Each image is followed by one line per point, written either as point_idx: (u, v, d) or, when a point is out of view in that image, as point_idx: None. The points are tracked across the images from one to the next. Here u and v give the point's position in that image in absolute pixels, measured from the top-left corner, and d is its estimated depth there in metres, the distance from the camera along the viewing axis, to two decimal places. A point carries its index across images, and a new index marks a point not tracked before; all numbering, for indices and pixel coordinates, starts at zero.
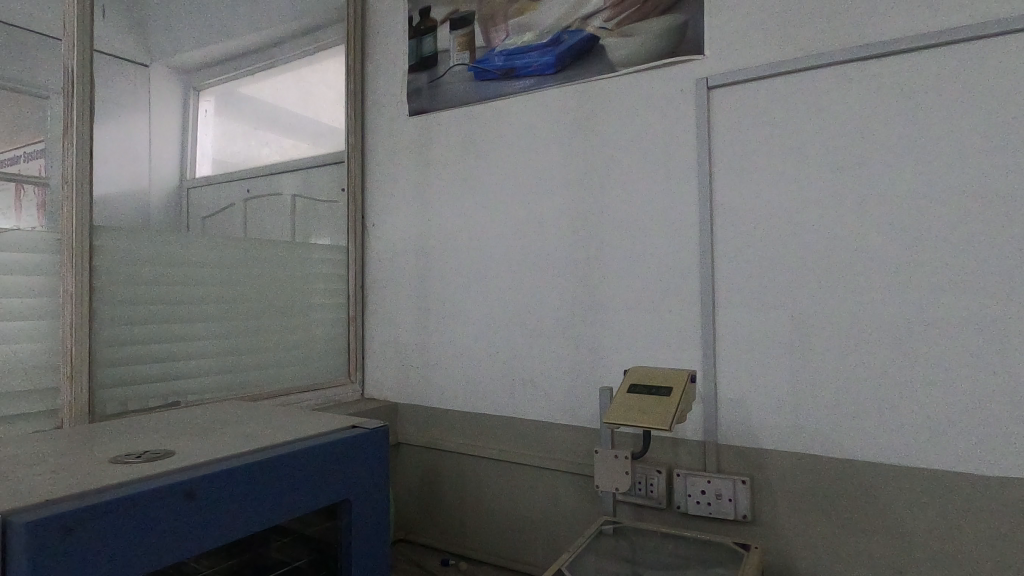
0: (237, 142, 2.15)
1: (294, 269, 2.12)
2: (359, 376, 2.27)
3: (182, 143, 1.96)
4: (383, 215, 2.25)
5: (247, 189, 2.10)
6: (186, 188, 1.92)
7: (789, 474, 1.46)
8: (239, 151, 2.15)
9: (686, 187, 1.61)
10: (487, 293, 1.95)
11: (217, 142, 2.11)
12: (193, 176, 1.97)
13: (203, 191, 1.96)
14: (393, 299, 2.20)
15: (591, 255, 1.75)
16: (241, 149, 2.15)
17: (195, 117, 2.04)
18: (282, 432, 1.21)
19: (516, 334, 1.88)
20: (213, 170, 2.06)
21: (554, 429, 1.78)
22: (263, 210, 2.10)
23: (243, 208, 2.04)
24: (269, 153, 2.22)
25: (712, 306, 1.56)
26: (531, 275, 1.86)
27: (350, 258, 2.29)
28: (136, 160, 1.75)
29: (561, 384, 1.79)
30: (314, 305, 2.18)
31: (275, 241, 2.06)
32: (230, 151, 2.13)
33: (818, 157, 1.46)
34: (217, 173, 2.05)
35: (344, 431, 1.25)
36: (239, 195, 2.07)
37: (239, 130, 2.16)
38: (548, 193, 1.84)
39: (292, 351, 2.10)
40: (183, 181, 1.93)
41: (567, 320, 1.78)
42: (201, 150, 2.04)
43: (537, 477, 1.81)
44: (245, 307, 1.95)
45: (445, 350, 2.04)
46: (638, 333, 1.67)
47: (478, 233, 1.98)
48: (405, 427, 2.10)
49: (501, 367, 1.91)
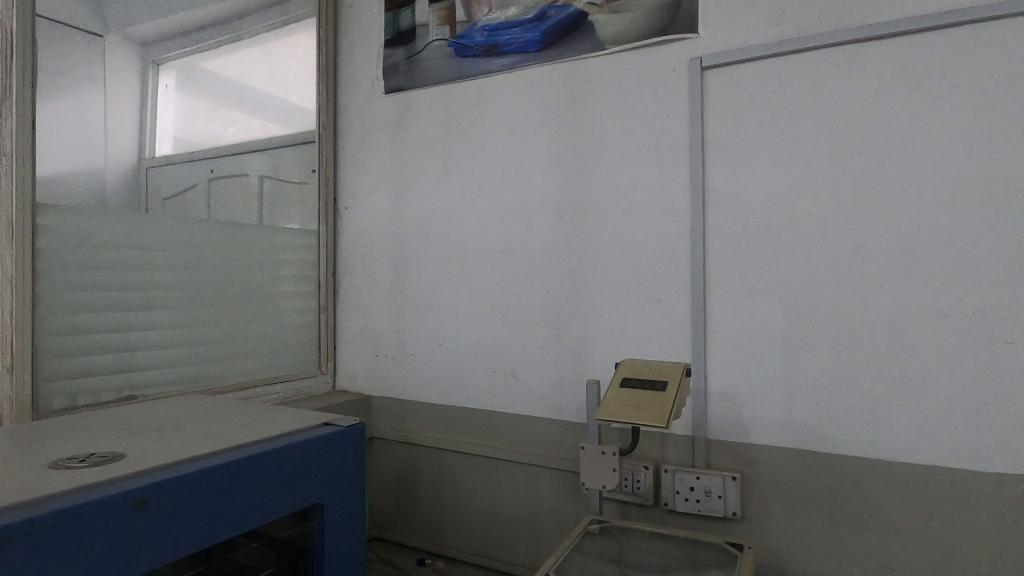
0: (200, 119, 1.98)
1: (261, 255, 2.00)
2: (330, 367, 2.17)
3: (141, 119, 1.77)
4: (356, 198, 2.14)
5: (211, 169, 1.96)
6: (145, 168, 1.74)
7: (780, 471, 1.42)
8: (203, 130, 1.98)
9: (677, 172, 1.55)
10: (466, 280, 1.86)
11: (179, 118, 1.92)
12: (152, 155, 1.78)
13: (163, 172, 1.79)
14: (367, 287, 2.09)
15: (578, 243, 1.68)
16: (205, 127, 1.99)
17: (154, 97, 1.83)
18: (248, 431, 1.11)
19: (497, 324, 1.80)
20: (174, 149, 1.87)
21: (536, 423, 1.71)
22: (228, 192, 1.96)
23: (206, 189, 1.90)
24: (234, 131, 2.07)
25: (703, 296, 1.50)
26: (513, 263, 1.78)
27: (321, 243, 2.18)
28: (89, 135, 1.58)
29: (544, 376, 1.72)
30: (282, 292, 2.06)
31: (239, 225, 1.94)
32: (192, 128, 1.95)
33: (815, 141, 1.40)
34: (178, 153, 1.87)
35: (316, 429, 1.15)
36: (202, 176, 1.92)
37: (202, 107, 1.99)
38: (532, 177, 1.76)
39: (259, 342, 1.98)
40: (142, 160, 1.74)
41: (552, 310, 1.71)
42: (161, 127, 1.85)
43: (518, 473, 1.74)
44: (207, 294, 1.83)
45: (422, 341, 1.95)
46: (626, 324, 1.61)
47: (458, 218, 1.89)
48: (378, 421, 2.01)
49: (481, 359, 1.83)
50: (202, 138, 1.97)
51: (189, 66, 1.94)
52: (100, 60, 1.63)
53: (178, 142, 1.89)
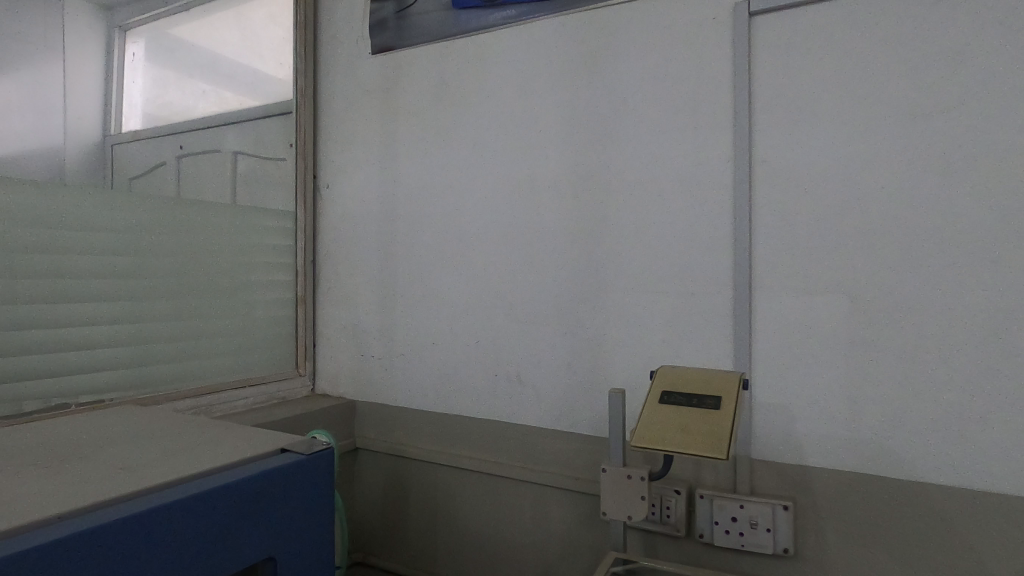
0: (169, 89, 1.70)
1: (228, 238, 1.73)
2: (308, 368, 1.91)
3: (105, 91, 1.51)
4: (339, 175, 1.88)
5: (181, 145, 1.70)
6: (111, 144, 1.49)
7: (841, 499, 1.18)
8: (175, 102, 1.72)
9: (717, 141, 1.30)
10: (465, 269, 1.61)
11: (148, 88, 1.66)
12: (118, 132, 1.52)
13: (129, 149, 1.53)
14: (351, 277, 1.84)
15: (596, 226, 1.43)
16: (177, 99, 1.72)
17: (121, 65, 1.58)
18: (184, 460, 0.86)
19: (500, 320, 1.55)
20: (142, 124, 1.61)
21: (546, 436, 1.47)
22: (199, 170, 1.71)
23: (175, 168, 1.65)
24: (205, 104, 1.80)
25: (747, 289, 1.25)
26: (520, 249, 1.53)
27: (298, 226, 1.91)
28: (41, 109, 1.34)
29: (555, 380, 1.47)
30: (253, 282, 1.79)
31: (202, 203, 1.66)
32: (161, 100, 1.68)
33: (890, 100, 1.15)
34: (148, 128, 1.61)
35: (272, 457, 0.90)
36: (171, 152, 1.67)
37: (172, 76, 1.72)
38: (543, 150, 1.50)
39: (225, 339, 1.72)
40: (107, 138, 1.49)
41: (565, 304, 1.46)
42: (128, 99, 1.60)
43: (524, 493, 1.50)
44: (163, 284, 1.55)
45: (414, 338, 1.70)
46: (653, 321, 1.36)
47: (455, 198, 1.64)
48: (364, 429, 1.77)
49: (482, 361, 1.58)
50: (172, 112, 1.69)
51: (155, 30, 1.69)
52: (61, 21, 1.41)
53: (150, 119, 1.63)
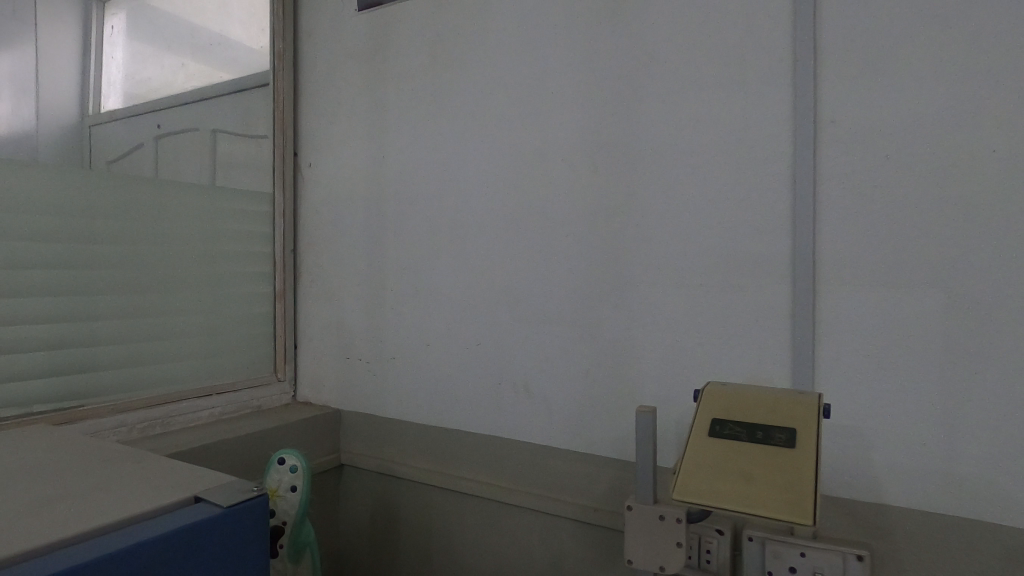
0: (148, 64, 1.50)
1: (191, 222, 1.48)
2: (289, 373, 1.68)
3: (81, 68, 1.34)
4: (323, 152, 1.65)
5: (161, 125, 1.48)
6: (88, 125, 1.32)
7: (934, 550, 0.92)
8: (154, 79, 1.51)
9: (770, 96, 1.04)
10: (464, 259, 1.38)
11: (126, 64, 1.46)
12: (96, 112, 1.35)
13: (108, 130, 1.36)
14: (336, 269, 1.61)
15: (619, 205, 1.18)
16: (156, 76, 1.51)
17: (97, 38, 1.40)
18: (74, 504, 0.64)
19: (504, 318, 1.32)
20: (121, 104, 1.42)
21: (559, 457, 1.24)
22: (181, 151, 1.49)
23: (155, 148, 1.44)
24: (188, 78, 1.58)
25: (809, 282, 1.00)
26: (528, 234, 1.28)
27: (277, 210, 1.68)
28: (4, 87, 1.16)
29: (570, 391, 1.24)
30: (223, 274, 1.55)
31: (157, 181, 1.42)
32: (139, 76, 1.48)
33: (1008, 30, 0.87)
34: (125, 108, 1.42)
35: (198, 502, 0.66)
36: (150, 132, 1.45)
37: (151, 51, 1.52)
38: (555, 116, 1.26)
39: (189, 341, 1.47)
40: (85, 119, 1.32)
41: (581, 300, 1.22)
42: (104, 74, 1.41)
43: (532, 523, 1.26)
44: (109, 275, 1.31)
45: (406, 339, 1.47)
46: (688, 321, 1.12)
47: (453, 175, 1.40)
48: (351, 443, 1.54)
49: (483, 366, 1.35)
50: (153, 89, 1.50)
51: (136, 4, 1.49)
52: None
53: (131, 100, 1.44)
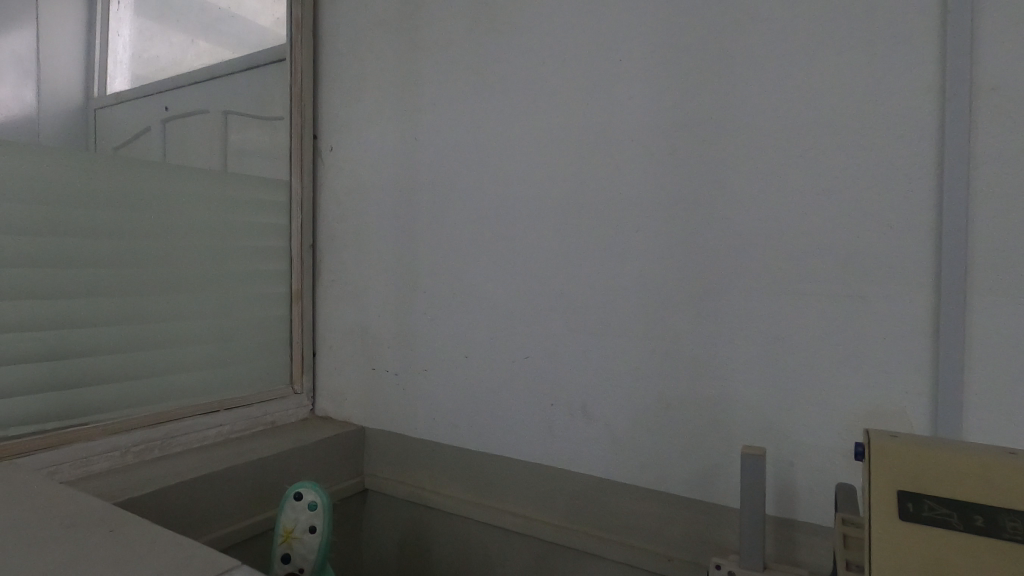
0: (157, 40, 1.44)
1: (198, 212, 1.29)
2: (306, 384, 1.49)
3: None
4: (346, 134, 1.46)
5: (166, 107, 1.34)
6: (94, 107, 1.20)
7: None
8: None
9: (906, 58, 0.83)
10: (510, 257, 1.18)
11: None
12: None
13: None
14: (360, 268, 1.42)
15: (703, 194, 0.98)
16: None
17: None
18: None
19: (559, 328, 1.12)
20: None
21: (625, 493, 1.05)
22: (189, 135, 1.34)
23: (162, 132, 1.30)
24: (197, 55, 1.43)
25: (960, 291, 0.79)
26: (588, 230, 1.09)
27: (293, 200, 1.48)
28: None
29: (638, 417, 1.04)
30: (234, 272, 1.37)
31: (158, 163, 1.22)
32: (147, 54, 1.43)
33: None
34: (132, 89, 1.29)
35: None
36: (154, 114, 1.31)
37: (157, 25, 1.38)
38: (624, 87, 1.06)
39: (194, 348, 1.29)
40: (90, 101, 1.19)
41: (654, 308, 1.02)
42: None
43: (591, 570, 1.07)
44: (102, 273, 1.12)
45: (441, 350, 1.28)
46: (792, 338, 0.91)
47: (498, 159, 1.20)
48: (377, 465, 1.36)
49: (532, 382, 1.16)
50: None
51: None
52: None
53: (138, 80, 1.40)
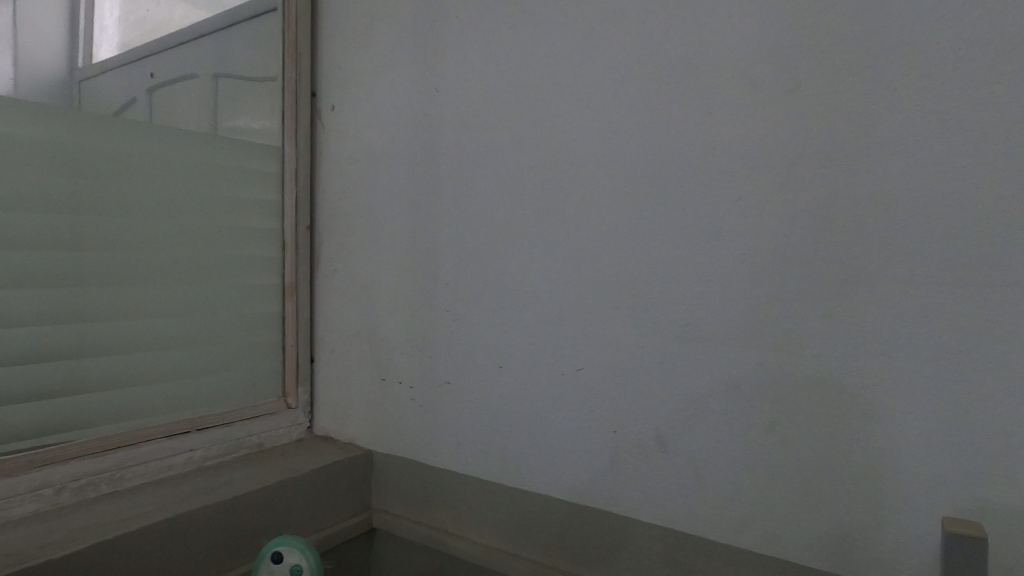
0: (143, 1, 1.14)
1: (166, 183, 1.04)
2: (301, 398, 1.22)
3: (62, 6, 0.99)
4: (351, 92, 1.19)
5: (155, 74, 1.10)
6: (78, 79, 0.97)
7: None
8: (152, 16, 1.14)
9: None
10: (557, 239, 0.91)
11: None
12: (87, 63, 1.00)
13: (93, 81, 0.99)
14: (366, 255, 1.16)
15: (838, 148, 0.70)
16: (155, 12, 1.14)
17: None
18: None
19: (623, 333, 0.85)
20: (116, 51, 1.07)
21: (720, 555, 0.78)
22: (180, 105, 1.10)
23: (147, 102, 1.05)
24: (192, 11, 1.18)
25: None
26: (665, 200, 0.82)
27: (286, 171, 1.22)
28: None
29: (735, 453, 0.77)
30: (214, 259, 1.11)
31: (111, 120, 0.97)
32: (134, 15, 1.12)
33: None
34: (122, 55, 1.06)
35: None
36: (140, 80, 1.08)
37: None
38: (717, 8, 0.78)
39: (162, 354, 1.03)
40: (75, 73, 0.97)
41: (764, 307, 0.75)
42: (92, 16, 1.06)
43: None
44: (30, 257, 0.87)
45: (468, 357, 1.01)
46: (978, 349, 0.63)
47: (543, 112, 0.94)
48: (387, 499, 1.11)
49: (589, 403, 0.89)
50: (152, 30, 1.13)
51: None
52: None
53: (128, 46, 1.08)
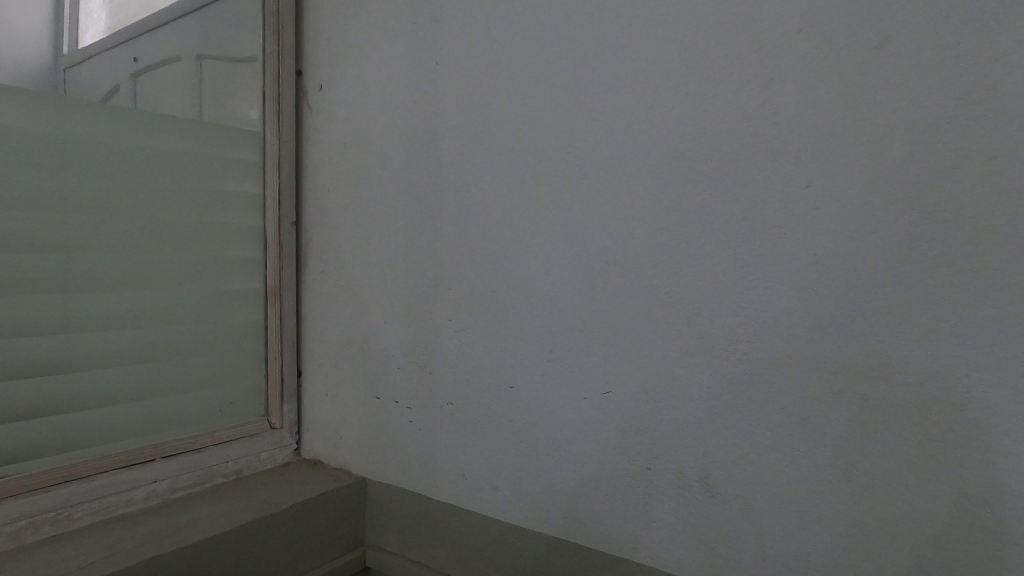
0: None
1: (126, 173, 0.90)
2: (287, 417, 1.09)
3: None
4: (342, 70, 1.05)
5: (139, 60, 0.97)
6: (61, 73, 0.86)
7: None
8: None
9: None
10: (580, 238, 0.77)
11: None
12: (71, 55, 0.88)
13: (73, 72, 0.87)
14: (359, 256, 1.02)
15: (941, 124, 0.55)
16: None
17: None
18: None
19: (661, 351, 0.71)
20: (101, 36, 0.95)
21: None
22: (161, 93, 0.97)
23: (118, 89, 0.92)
24: None
25: None
26: (715, 189, 0.67)
27: (268, 160, 1.08)
28: None
29: (803, 501, 0.62)
30: (187, 261, 0.97)
31: (58, 98, 0.84)
32: None
33: None
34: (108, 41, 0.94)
35: None
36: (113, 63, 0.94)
37: None
38: None
39: (122, 370, 0.89)
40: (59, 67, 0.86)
41: (841, 323, 0.60)
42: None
43: None
44: None
45: (475, 375, 0.87)
46: None
47: (563, 87, 0.79)
48: (382, 534, 0.97)
49: (617, 434, 0.74)
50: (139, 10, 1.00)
51: None
52: None
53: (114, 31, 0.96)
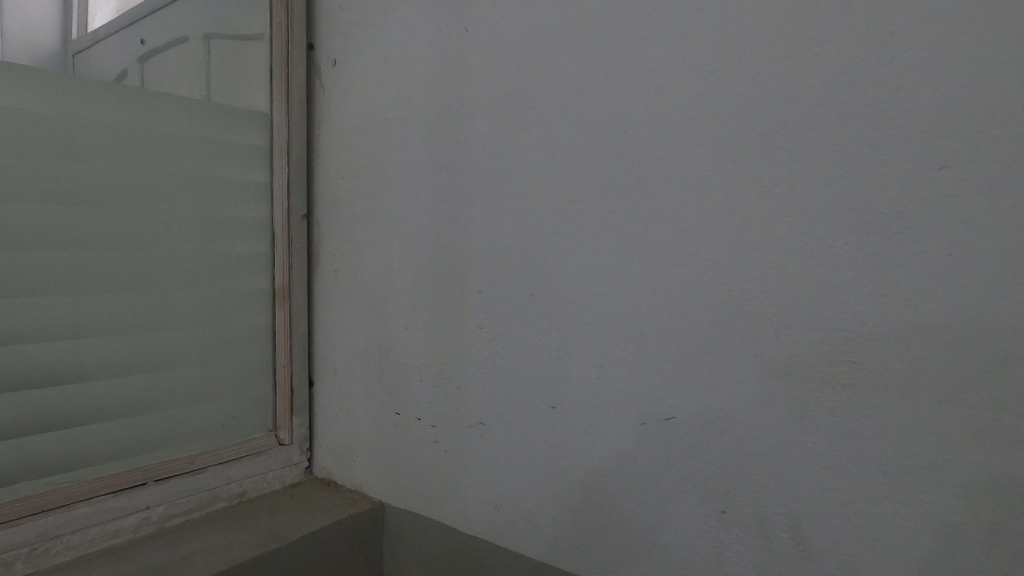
0: None
1: (118, 160, 0.79)
2: (298, 431, 0.98)
3: None
4: (359, 46, 0.94)
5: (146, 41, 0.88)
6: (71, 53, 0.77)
7: None
8: None
9: None
10: (638, 235, 0.65)
11: None
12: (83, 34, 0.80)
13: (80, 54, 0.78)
14: (377, 254, 0.91)
15: None
16: None
17: None
18: None
19: (738, 374, 0.59)
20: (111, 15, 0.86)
21: None
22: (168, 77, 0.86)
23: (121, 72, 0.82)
24: None
25: None
26: (813, 176, 0.54)
27: (277, 147, 0.97)
28: None
29: (923, 566, 0.50)
30: (189, 261, 0.87)
31: (36, 72, 0.72)
32: None
33: None
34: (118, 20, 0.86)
35: None
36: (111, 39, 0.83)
37: None
38: None
39: (113, 384, 0.79)
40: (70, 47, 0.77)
41: (982, 347, 0.47)
42: None
43: None
44: None
45: (510, 393, 0.76)
46: None
47: (617, 55, 0.66)
48: (401, 566, 0.87)
49: (681, 470, 0.62)
50: None
51: None
52: None
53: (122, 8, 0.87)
